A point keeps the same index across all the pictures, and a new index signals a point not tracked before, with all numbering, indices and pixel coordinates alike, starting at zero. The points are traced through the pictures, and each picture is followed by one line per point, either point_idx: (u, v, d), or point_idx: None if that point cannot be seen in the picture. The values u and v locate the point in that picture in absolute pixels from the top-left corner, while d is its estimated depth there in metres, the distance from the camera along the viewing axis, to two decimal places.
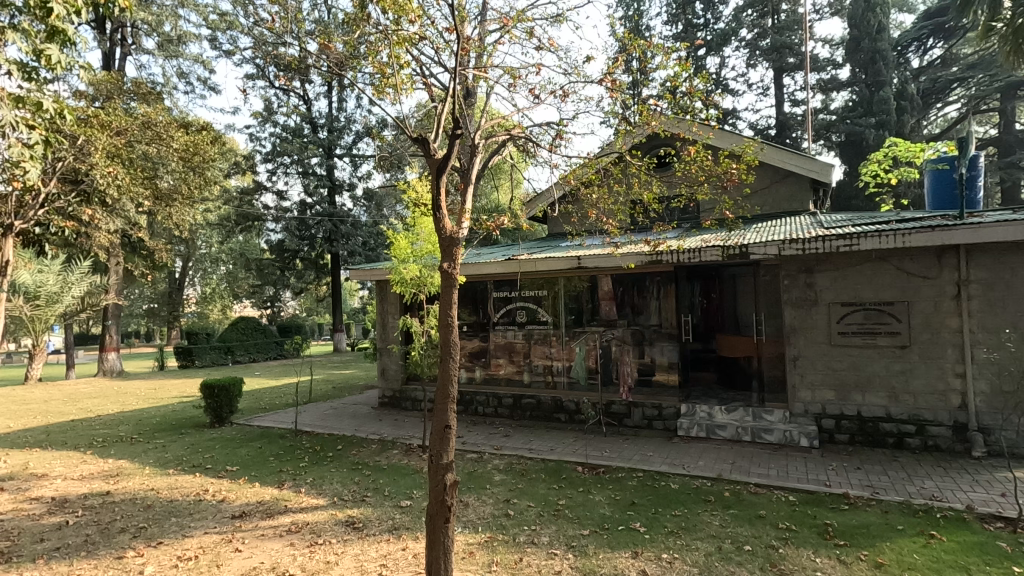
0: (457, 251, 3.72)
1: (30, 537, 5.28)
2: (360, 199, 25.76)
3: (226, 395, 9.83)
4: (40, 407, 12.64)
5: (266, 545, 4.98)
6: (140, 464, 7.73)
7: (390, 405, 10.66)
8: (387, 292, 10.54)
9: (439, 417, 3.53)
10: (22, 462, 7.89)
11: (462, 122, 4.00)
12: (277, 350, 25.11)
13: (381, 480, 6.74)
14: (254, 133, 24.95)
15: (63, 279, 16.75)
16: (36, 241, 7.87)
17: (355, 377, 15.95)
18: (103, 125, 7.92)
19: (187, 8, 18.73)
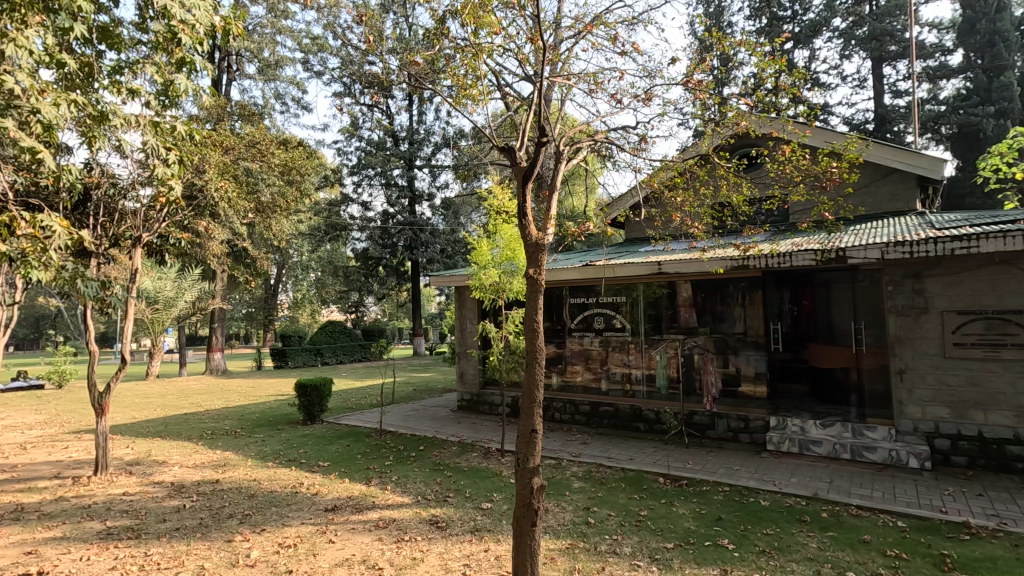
0: (542, 257, 3.75)
1: (154, 517, 5.88)
2: (438, 207, 26.61)
3: (317, 394, 10.45)
4: (159, 401, 14.00)
5: (357, 538, 5.24)
6: (243, 456, 8.38)
7: (469, 408, 10.89)
8: (465, 298, 10.81)
9: (526, 421, 3.58)
10: (145, 450, 8.80)
11: (547, 129, 4.06)
12: (362, 352, 26.35)
13: (462, 481, 6.90)
14: (341, 148, 26.46)
15: (178, 285, 18.55)
16: (157, 252, 8.57)
17: (434, 380, 16.44)
18: (216, 145, 8.73)
19: (284, 34, 20.32)
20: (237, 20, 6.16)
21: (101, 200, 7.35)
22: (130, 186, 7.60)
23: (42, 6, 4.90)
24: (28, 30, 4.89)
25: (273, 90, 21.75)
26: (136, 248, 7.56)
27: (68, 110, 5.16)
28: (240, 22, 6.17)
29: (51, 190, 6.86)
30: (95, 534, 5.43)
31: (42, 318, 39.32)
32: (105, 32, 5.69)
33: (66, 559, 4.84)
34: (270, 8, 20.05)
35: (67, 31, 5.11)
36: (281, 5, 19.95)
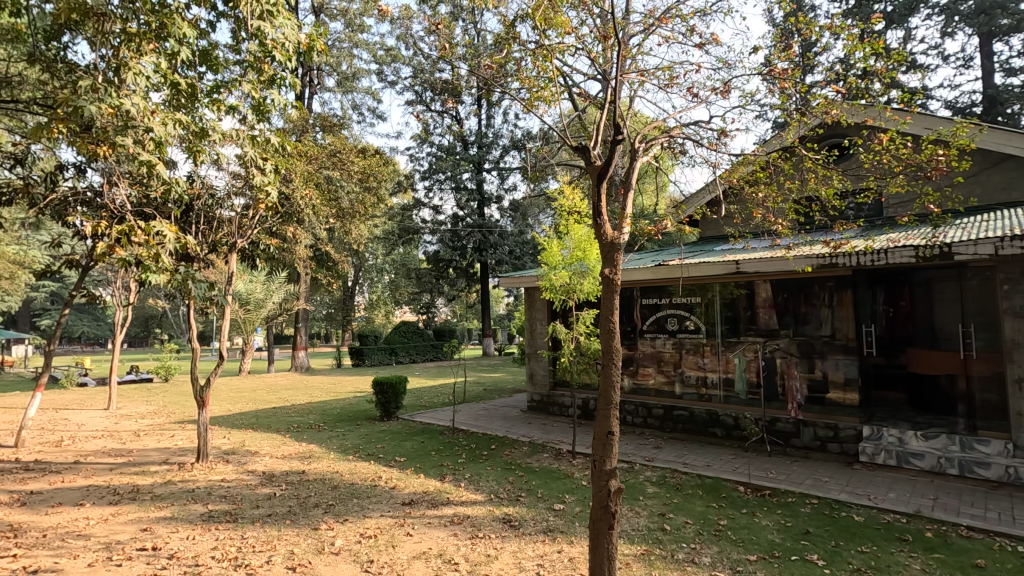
0: (618, 256, 3.70)
1: (249, 503, 6.33)
2: (507, 209, 26.85)
3: (392, 391, 10.85)
4: (251, 396, 15.05)
5: (433, 532, 5.38)
6: (327, 449, 8.85)
7: (539, 409, 10.91)
8: (535, 299, 10.85)
9: (602, 423, 3.54)
10: (239, 440, 9.50)
11: (622, 127, 4.00)
12: (434, 351, 27.06)
13: (534, 481, 6.92)
14: (414, 154, 27.35)
15: (267, 288, 19.88)
16: (250, 256, 9.23)
17: (504, 380, 16.61)
18: (301, 154, 9.29)
19: (360, 47, 21.32)
20: (320, 36, 6.53)
21: (202, 210, 8.03)
22: (226, 197, 8.24)
23: (155, 35, 5.43)
24: (142, 58, 5.42)
25: (351, 101, 22.87)
26: (232, 253, 8.20)
27: (176, 128, 5.68)
28: (324, 38, 6.53)
29: (161, 202, 7.56)
30: (199, 516, 5.92)
31: (151, 319, 43.34)
32: (205, 55, 6.21)
33: (175, 538, 5.30)
34: (347, 23, 21.17)
35: (175, 56, 5.63)
36: (357, 19, 21.00)
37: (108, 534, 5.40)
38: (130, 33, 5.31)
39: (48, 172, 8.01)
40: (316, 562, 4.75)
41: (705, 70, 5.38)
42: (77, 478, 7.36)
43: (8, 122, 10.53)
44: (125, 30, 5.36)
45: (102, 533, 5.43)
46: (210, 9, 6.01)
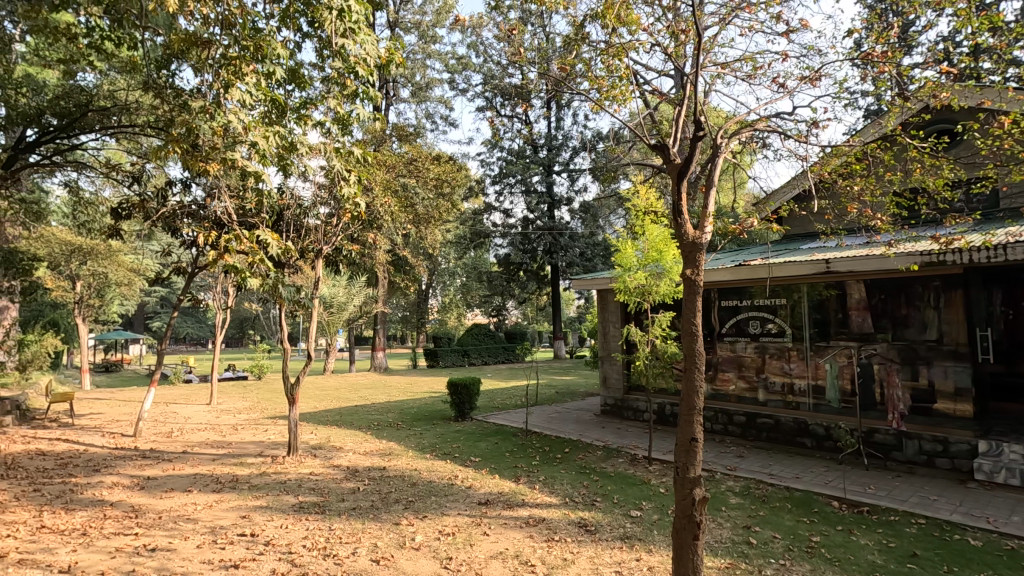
0: (700, 257, 3.58)
1: (335, 496, 6.67)
2: (577, 211, 26.67)
3: (466, 392, 11.06)
4: (335, 394, 15.86)
5: (509, 533, 5.42)
6: (405, 447, 9.15)
7: (613, 413, 10.73)
8: (608, 300, 10.70)
9: (685, 429, 3.44)
10: (325, 436, 10.04)
11: (704, 122, 3.87)
12: (505, 354, 27.32)
13: (609, 486, 6.81)
14: (484, 159, 27.80)
15: (348, 292, 20.90)
16: (334, 262, 9.74)
17: (576, 383, 16.48)
18: (381, 163, 9.70)
19: (433, 58, 21.98)
20: (399, 50, 6.80)
21: (291, 219, 8.57)
22: (312, 206, 8.75)
23: (253, 57, 5.87)
24: (241, 79, 5.85)
25: (424, 111, 23.65)
26: (318, 259, 8.70)
27: (271, 143, 6.11)
28: (401, 51, 6.79)
29: (256, 212, 8.16)
30: (291, 506, 6.30)
31: (246, 321, 46.79)
32: (294, 75, 6.63)
33: (270, 526, 5.67)
34: (421, 35, 22.00)
35: (269, 76, 6.05)
36: (430, 31, 21.84)
37: (212, 519, 5.88)
38: (229, 57, 5.76)
39: (160, 188, 8.86)
40: (399, 556, 4.92)
41: (790, 59, 5.12)
42: (185, 466, 8.07)
43: (128, 145, 11.75)
44: (227, 56, 5.72)
45: (208, 518, 5.92)
46: (297, 31, 6.40)
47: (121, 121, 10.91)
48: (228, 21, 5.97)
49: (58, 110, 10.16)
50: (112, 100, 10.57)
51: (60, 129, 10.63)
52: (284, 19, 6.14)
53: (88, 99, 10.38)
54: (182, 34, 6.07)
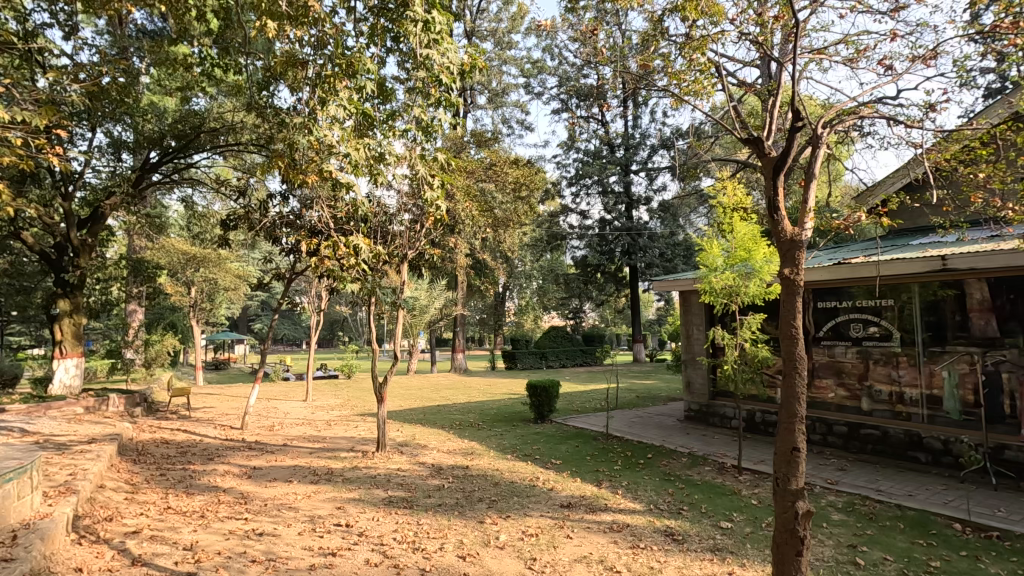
0: (800, 255, 3.39)
1: (422, 492, 6.90)
2: (656, 211, 25.97)
3: (546, 394, 11.06)
4: (418, 394, 16.42)
5: (593, 537, 5.36)
6: (487, 447, 9.31)
7: (697, 419, 10.33)
8: (692, 302, 10.33)
9: (785, 438, 3.28)
10: (411, 434, 10.44)
11: (802, 111, 3.68)
12: (583, 356, 27.07)
13: (696, 495, 6.56)
14: (561, 162, 27.75)
15: (430, 295, 21.61)
16: (419, 266, 10.11)
17: (658, 387, 16.00)
18: (462, 169, 9.96)
19: (509, 63, 22.30)
20: (479, 57, 6.94)
21: (379, 226, 9.02)
22: (397, 214, 9.14)
23: (344, 74, 6.22)
24: (334, 95, 6.23)
25: (501, 116, 24.07)
26: (403, 263, 9.07)
27: (360, 154, 6.45)
28: (481, 57, 6.93)
29: (347, 221, 8.66)
30: (382, 500, 6.60)
31: (336, 323, 49.68)
32: (381, 89, 6.97)
33: (363, 517, 5.97)
34: (497, 42, 22.42)
35: (359, 91, 6.40)
36: (506, 38, 22.25)
37: (311, 508, 6.28)
38: (324, 76, 6.17)
39: (262, 200, 9.62)
40: (484, 554, 5.00)
41: (898, 39, 4.72)
42: (286, 458, 8.67)
43: (234, 162, 12.86)
44: (323, 75, 6.13)
45: (307, 507, 6.33)
46: (383, 46, 6.72)
47: (228, 139, 11.97)
48: (322, 42, 6.37)
49: (176, 132, 11.46)
50: (220, 121, 11.64)
51: (178, 149, 11.85)
52: (372, 36, 6.46)
53: (201, 122, 11.51)
54: (283, 57, 6.57)
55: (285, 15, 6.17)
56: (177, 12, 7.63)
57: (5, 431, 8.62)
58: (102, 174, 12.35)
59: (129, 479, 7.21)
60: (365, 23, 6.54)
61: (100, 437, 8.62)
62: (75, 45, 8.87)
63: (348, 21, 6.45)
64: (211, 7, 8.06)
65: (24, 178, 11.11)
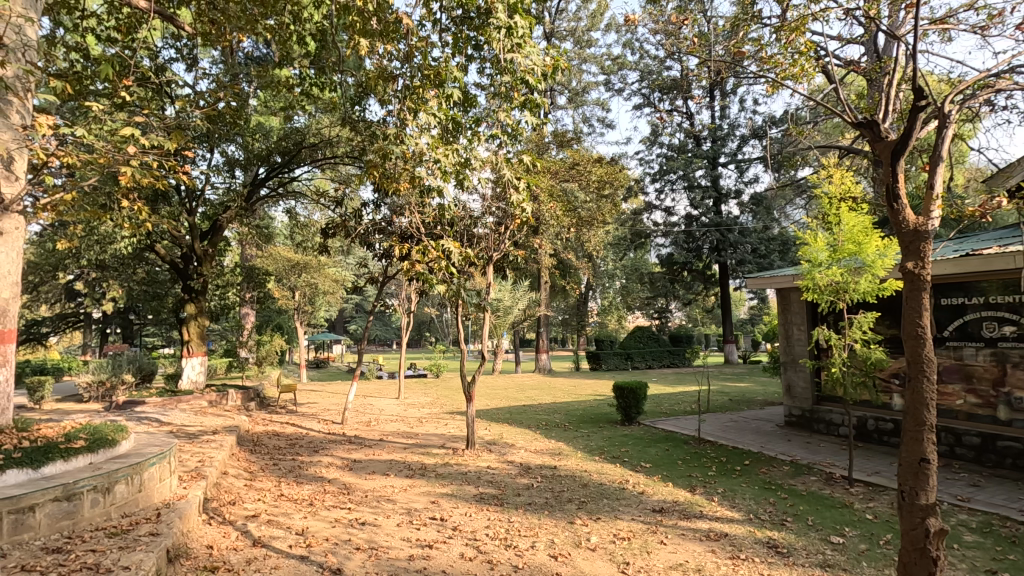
0: (925, 247, 3.17)
1: (511, 490, 7.00)
2: (747, 204, 24.71)
3: (633, 396, 10.82)
4: (504, 393, 16.65)
5: (689, 545, 5.17)
6: (574, 448, 9.27)
7: (800, 425, 9.66)
8: (791, 300, 9.68)
9: (913, 448, 3.13)
10: (499, 433, 10.61)
11: (925, 89, 3.39)
12: (671, 358, 26.19)
13: (801, 506, 6.13)
14: (643, 158, 27.06)
15: (513, 296, 21.89)
16: (505, 267, 10.26)
17: (754, 391, 15.16)
18: (546, 170, 10.02)
19: (589, 61, 22.13)
20: (562, 57, 6.92)
21: (465, 229, 9.28)
22: (481, 217, 9.34)
23: (431, 84, 6.43)
24: (424, 103, 6.49)
25: (582, 115, 23.93)
26: (489, 265, 9.26)
27: (449, 159, 6.66)
28: (564, 57, 6.91)
29: (435, 225, 8.97)
30: (473, 496, 6.77)
31: (423, 325, 51.57)
32: (465, 96, 7.16)
33: (457, 512, 6.16)
34: (576, 41, 22.34)
35: (447, 98, 6.62)
36: (585, 36, 22.14)
37: (407, 501, 6.56)
38: (413, 88, 6.46)
39: (357, 209, 10.21)
40: (576, 555, 4.99)
41: None
42: (382, 452, 9.13)
43: (331, 174, 13.76)
44: (414, 85, 6.42)
45: (404, 500, 6.62)
46: (468, 55, 6.88)
47: (326, 153, 12.84)
48: (410, 55, 6.64)
49: (281, 149, 12.46)
50: (319, 136, 12.54)
51: (283, 164, 12.87)
52: (456, 45, 6.65)
53: (302, 138, 12.48)
54: (375, 72, 6.95)
55: (376, 32, 6.51)
56: (282, 38, 8.30)
57: (146, 421, 9.73)
58: (219, 190, 13.66)
59: (247, 467, 7.91)
60: (449, 32, 6.75)
61: (222, 429, 9.52)
62: (197, 75, 9.86)
63: (433, 32, 6.68)
64: (309, 30, 8.68)
65: (157, 198, 12.52)
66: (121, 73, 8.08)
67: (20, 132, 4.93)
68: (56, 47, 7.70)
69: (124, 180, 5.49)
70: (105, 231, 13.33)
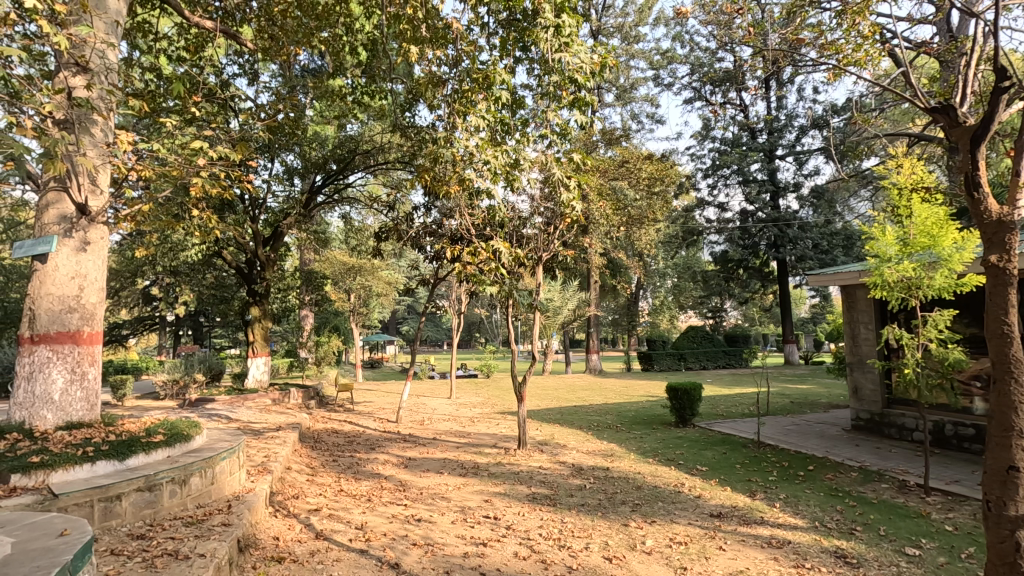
0: (1011, 238, 2.98)
1: (564, 490, 6.97)
2: (807, 198, 23.64)
3: (687, 398, 10.57)
4: (555, 394, 16.61)
5: (750, 552, 5.00)
6: (627, 449, 9.15)
7: (868, 429, 9.16)
8: (857, 298, 9.20)
9: (999, 454, 3.00)
10: (550, 433, 10.60)
11: (1010, 69, 3.17)
12: (726, 358, 25.39)
13: (871, 515, 5.81)
14: (695, 153, 26.36)
15: (563, 296, 21.82)
16: (554, 267, 10.25)
17: (817, 393, 14.47)
18: (596, 169, 9.96)
19: (637, 57, 21.80)
20: (611, 53, 6.83)
21: (515, 230, 9.34)
22: (530, 218, 9.37)
23: (480, 87, 6.50)
24: (473, 107, 6.58)
25: (630, 112, 23.60)
26: (538, 265, 9.27)
27: (498, 160, 6.71)
28: (612, 54, 6.82)
29: (486, 227, 9.07)
30: (526, 496, 6.80)
31: (473, 325, 52.17)
32: (513, 98, 7.20)
33: (510, 512, 6.20)
34: (624, 37, 22.06)
35: (496, 101, 6.67)
36: (633, 31, 21.83)
37: (461, 499, 6.66)
38: (463, 92, 6.57)
39: (408, 213, 10.46)
40: (631, 558, 4.92)
41: None
42: (436, 451, 9.31)
43: (384, 180, 14.15)
44: (464, 89, 6.52)
45: (458, 498, 6.72)
46: (515, 57, 6.91)
47: (378, 159, 13.25)
48: (458, 59, 6.74)
49: (337, 156, 12.92)
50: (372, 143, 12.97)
51: (338, 171, 13.35)
52: (504, 48, 6.71)
53: (356, 145, 12.94)
54: (424, 78, 7.09)
55: (425, 39, 6.66)
56: (336, 49, 8.61)
57: (216, 418, 10.29)
58: (280, 198, 14.30)
59: (309, 463, 8.25)
60: (496, 35, 6.81)
61: (285, 426, 9.95)
62: (257, 89, 10.37)
63: (482, 36, 6.76)
64: (361, 40, 8.98)
65: (223, 207, 13.22)
66: (191, 90, 8.59)
67: (105, 148, 5.36)
68: (133, 68, 8.26)
69: (195, 190, 5.84)
70: (177, 239, 14.19)
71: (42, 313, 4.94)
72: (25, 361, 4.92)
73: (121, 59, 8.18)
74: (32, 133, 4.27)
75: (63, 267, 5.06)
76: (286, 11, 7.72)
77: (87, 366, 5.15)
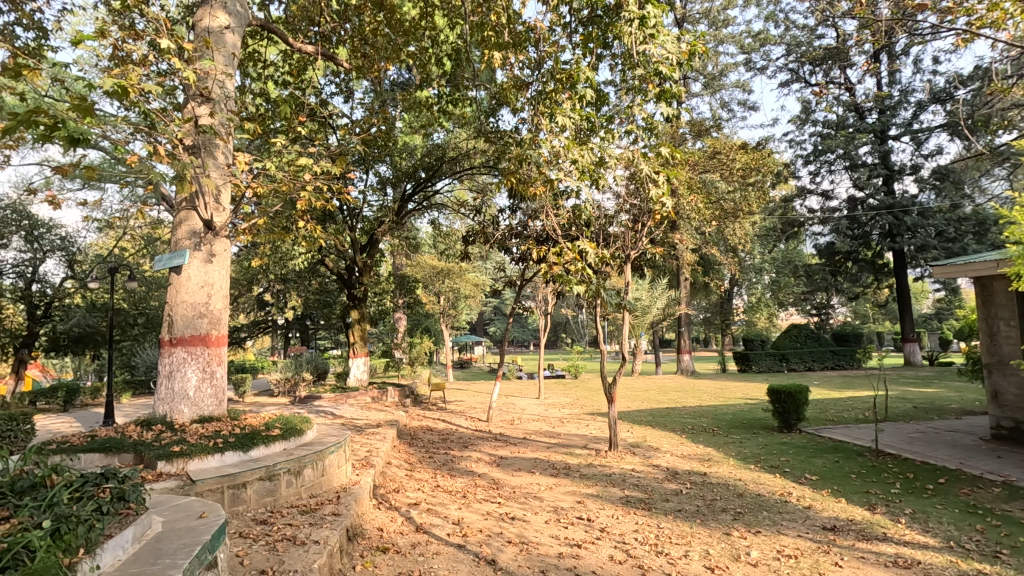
0: None
1: (660, 495, 6.76)
2: (928, 180, 21.31)
3: (792, 401, 9.87)
4: (646, 395, 16.19)
5: (871, 570, 4.58)
6: (726, 454, 8.72)
7: (1014, 440, 8.06)
8: (997, 290, 8.12)
9: None
10: (643, 436, 10.34)
11: None
12: (835, 359, 23.45)
13: (1021, 537, 5.10)
14: (793, 139, 24.62)
15: (652, 295, 21.18)
16: (642, 265, 9.98)
17: (947, 398, 12.94)
18: (684, 162, 9.59)
19: (726, 42, 20.74)
20: (700, 41, 6.54)
21: (600, 228, 9.22)
22: (616, 215, 9.19)
23: (564, 86, 6.48)
24: (555, 107, 6.57)
25: (720, 100, 22.48)
26: (626, 262, 9.07)
27: (582, 160, 6.65)
28: (702, 41, 6.51)
29: (571, 227, 9.04)
30: (620, 499, 6.67)
31: (558, 326, 52.03)
32: (597, 95, 7.12)
33: (604, 514, 6.11)
34: (711, 23, 21.08)
35: (579, 99, 6.62)
36: (721, 16, 20.83)
37: (554, 499, 6.67)
38: (547, 93, 6.59)
39: (494, 216, 10.64)
40: (734, 569, 4.67)
41: None
42: (527, 450, 9.40)
43: (469, 184, 14.50)
44: (547, 90, 6.53)
45: (550, 498, 6.73)
46: (597, 54, 6.82)
47: (464, 165, 13.62)
48: (541, 62, 6.77)
49: (425, 164, 13.41)
50: (458, 150, 13.37)
51: (428, 179, 13.88)
52: (586, 46, 6.64)
53: (442, 153, 13.35)
54: (508, 82, 7.19)
55: (508, 44, 6.74)
56: (423, 61, 8.96)
57: (323, 414, 11.05)
58: (374, 208, 15.09)
59: (407, 459, 8.63)
60: (579, 34, 6.76)
61: (384, 422, 10.49)
62: (353, 106, 11.04)
63: (563, 36, 6.74)
64: (445, 51, 9.28)
65: (325, 217, 14.21)
66: (295, 111, 9.31)
67: (226, 169, 5.95)
68: (247, 96, 9.10)
69: (302, 204, 6.33)
70: (286, 249, 15.43)
71: (179, 318, 5.57)
72: (166, 361, 5.56)
73: (236, 88, 9.01)
74: (166, 159, 4.82)
75: (194, 277, 5.66)
76: (377, 29, 8.14)
77: (215, 365, 5.73)
